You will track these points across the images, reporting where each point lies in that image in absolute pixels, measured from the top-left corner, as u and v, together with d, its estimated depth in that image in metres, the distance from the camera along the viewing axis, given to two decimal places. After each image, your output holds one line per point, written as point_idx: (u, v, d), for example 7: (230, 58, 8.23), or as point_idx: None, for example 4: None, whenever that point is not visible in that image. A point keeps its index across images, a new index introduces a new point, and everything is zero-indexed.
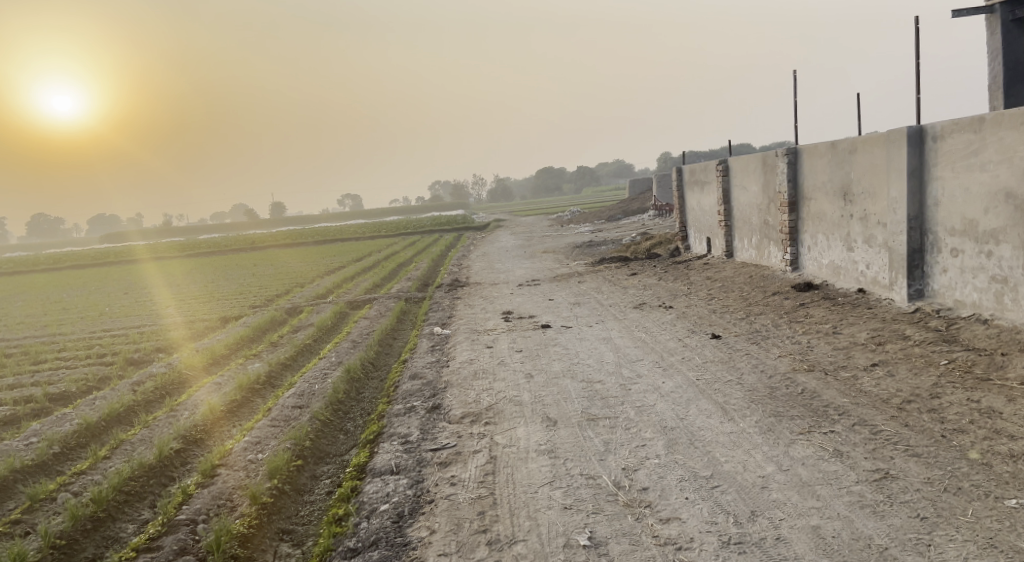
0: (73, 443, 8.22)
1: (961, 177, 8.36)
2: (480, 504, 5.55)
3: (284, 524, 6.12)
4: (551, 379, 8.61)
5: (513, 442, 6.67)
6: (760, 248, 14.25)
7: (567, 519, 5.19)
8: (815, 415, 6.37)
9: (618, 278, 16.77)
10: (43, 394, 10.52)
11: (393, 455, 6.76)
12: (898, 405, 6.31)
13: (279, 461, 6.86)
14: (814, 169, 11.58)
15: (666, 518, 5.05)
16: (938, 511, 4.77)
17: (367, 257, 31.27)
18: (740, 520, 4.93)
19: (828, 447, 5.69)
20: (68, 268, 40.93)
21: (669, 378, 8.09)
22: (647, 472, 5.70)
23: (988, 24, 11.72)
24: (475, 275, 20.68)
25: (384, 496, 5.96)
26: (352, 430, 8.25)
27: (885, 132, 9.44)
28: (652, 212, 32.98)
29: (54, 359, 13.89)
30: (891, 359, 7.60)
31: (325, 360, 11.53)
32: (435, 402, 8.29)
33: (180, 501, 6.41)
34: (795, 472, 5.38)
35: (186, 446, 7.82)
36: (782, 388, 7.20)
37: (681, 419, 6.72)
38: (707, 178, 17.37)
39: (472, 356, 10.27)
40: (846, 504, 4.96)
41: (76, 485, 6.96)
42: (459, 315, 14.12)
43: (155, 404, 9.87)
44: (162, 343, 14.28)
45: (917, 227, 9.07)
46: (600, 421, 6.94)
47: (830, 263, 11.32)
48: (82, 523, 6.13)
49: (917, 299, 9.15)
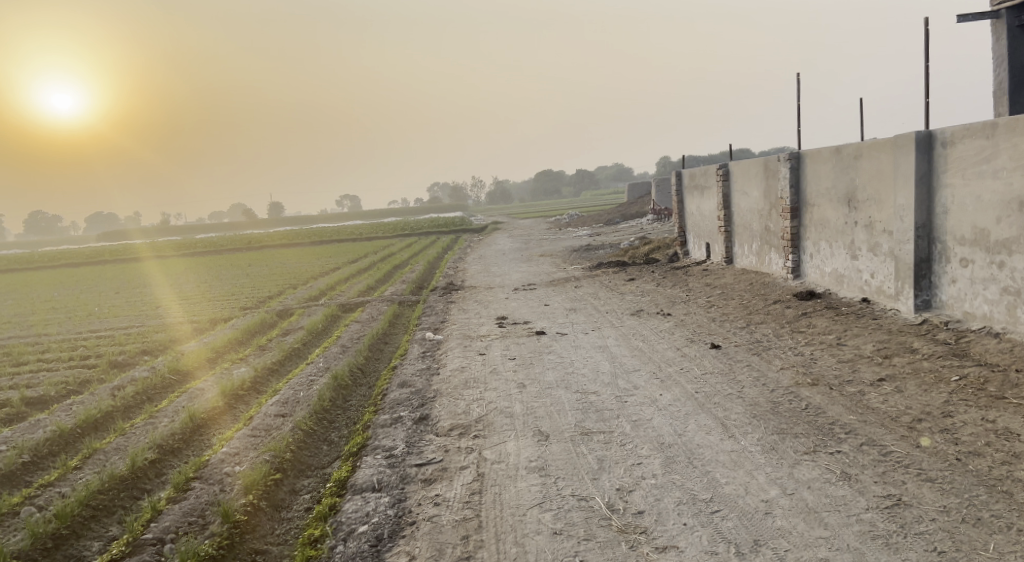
0: (44, 453, 7.87)
1: (972, 185, 8.04)
2: (464, 528, 5.22)
3: (259, 543, 5.80)
4: (544, 389, 8.26)
5: (502, 457, 6.34)
6: (760, 255, 13.93)
7: (557, 546, 4.86)
8: (820, 433, 6.04)
9: (615, 283, 16.46)
10: (21, 399, 10.15)
11: (376, 470, 6.40)
12: (908, 424, 5.99)
13: (256, 475, 6.52)
14: (817, 174, 11.28)
15: (663, 547, 4.74)
16: (957, 545, 4.46)
17: (364, 257, 31.07)
18: (743, 550, 4.61)
19: (835, 469, 5.37)
20: (62, 266, 40.66)
21: (666, 390, 7.76)
22: (643, 494, 5.36)
23: (993, 29, 11.40)
24: (469, 279, 20.34)
25: (363, 516, 5.62)
26: (336, 441, 7.92)
27: (893, 137, 9.14)
28: (651, 217, 32.77)
29: (37, 360, 13.51)
30: (899, 373, 7.26)
31: (314, 366, 11.15)
32: (423, 412, 7.95)
33: (149, 518, 6.07)
34: (801, 496, 5.06)
35: (163, 456, 7.47)
36: (785, 403, 6.86)
37: (679, 435, 6.38)
38: (707, 182, 17.00)
39: (464, 363, 9.92)
40: (856, 534, 4.64)
41: (42, 498, 6.64)
42: (453, 320, 13.75)
43: (134, 410, 9.48)
44: (148, 346, 13.91)
45: (925, 235, 8.74)
46: (594, 436, 6.60)
47: (832, 271, 10.99)
48: (42, 542, 5.82)
49: (924, 310, 8.82)
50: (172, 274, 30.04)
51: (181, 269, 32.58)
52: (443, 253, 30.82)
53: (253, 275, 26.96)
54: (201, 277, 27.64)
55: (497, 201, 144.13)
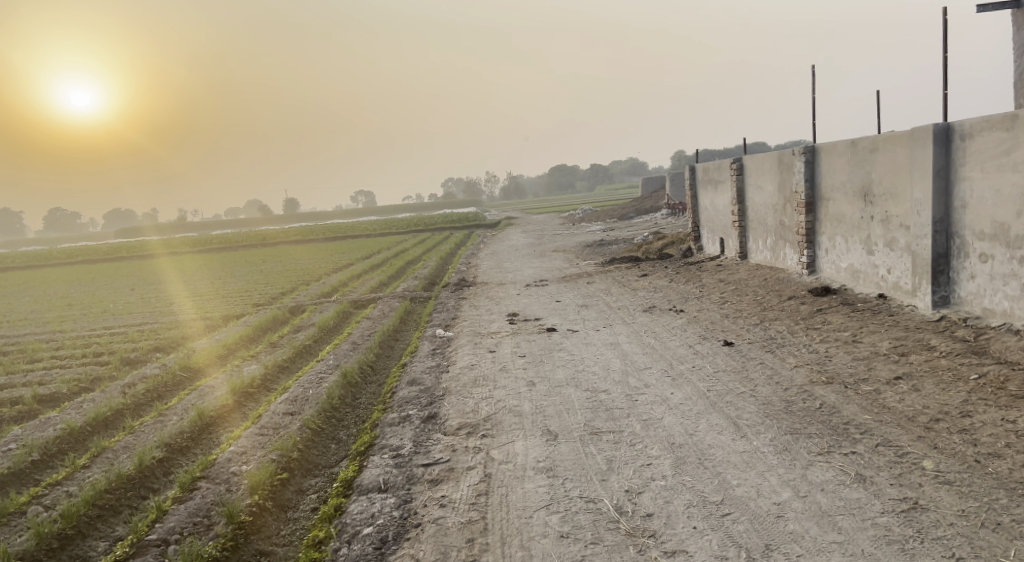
0: (54, 451, 7.87)
1: (991, 178, 7.87)
2: (469, 530, 5.14)
3: (264, 544, 5.76)
4: (554, 387, 8.16)
5: (510, 457, 6.24)
6: (775, 250, 13.74)
7: (563, 550, 4.78)
8: (834, 433, 5.91)
9: (628, 278, 16.32)
10: (33, 396, 10.18)
11: (382, 471, 6.32)
12: (925, 424, 5.85)
13: (262, 475, 6.47)
14: (832, 168, 11.09)
15: (671, 551, 4.64)
16: (976, 551, 4.33)
17: (378, 253, 31.10)
18: (754, 555, 4.51)
19: (849, 471, 5.24)
20: (80, 262, 41.03)
21: (678, 389, 7.63)
22: (652, 496, 5.26)
23: (1015, 19, 11.14)
24: (481, 275, 20.25)
25: (368, 517, 5.55)
26: (345, 440, 7.85)
27: (910, 130, 8.95)
28: (665, 211, 32.50)
29: (50, 357, 13.58)
30: (916, 371, 7.11)
31: (323, 363, 11.10)
32: (432, 411, 7.85)
33: (154, 518, 6.03)
34: (814, 499, 4.94)
35: (170, 455, 7.43)
36: (799, 403, 6.73)
37: (690, 435, 6.27)
38: (721, 177, 16.80)
39: (473, 360, 9.84)
40: (870, 538, 4.52)
41: (49, 498, 6.62)
42: (464, 317, 13.67)
43: (145, 408, 9.46)
44: (160, 342, 13.93)
45: (942, 230, 8.56)
46: (604, 435, 6.50)
47: (848, 267, 10.81)
48: (47, 542, 5.79)
49: (942, 307, 8.64)
50: (188, 270, 30.19)
51: (195, 265, 32.73)
52: (456, 248, 30.76)
53: (267, 271, 27.03)
54: (215, 273, 27.72)
55: (511, 196, 144.03)
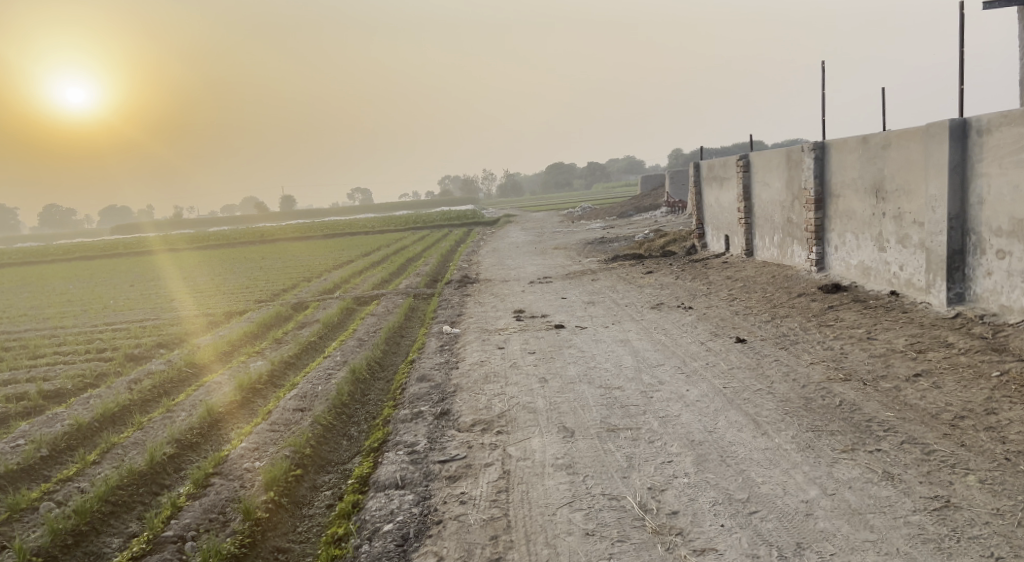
0: (62, 446, 7.77)
1: (1010, 174, 7.81)
2: (493, 527, 5.08)
3: (281, 541, 5.69)
4: (567, 384, 8.08)
5: (527, 454, 6.17)
6: (783, 246, 13.67)
7: (590, 548, 4.72)
8: (857, 430, 5.85)
9: (633, 275, 16.26)
10: (38, 393, 10.05)
11: (398, 467, 6.24)
12: (950, 422, 5.79)
13: (277, 471, 6.39)
14: (842, 164, 11.02)
15: (700, 550, 4.59)
16: (1015, 550, 4.29)
17: (378, 250, 30.96)
18: (785, 553, 4.46)
19: (876, 468, 5.18)
20: (78, 259, 40.77)
21: (693, 386, 7.56)
22: (676, 492, 5.19)
23: None
24: (484, 272, 20.14)
25: (387, 514, 5.48)
26: (356, 436, 7.76)
27: (925, 126, 8.88)
28: (665, 209, 32.45)
29: (53, 354, 13.43)
30: (935, 368, 7.05)
31: (330, 359, 11.00)
32: (444, 408, 7.77)
33: (169, 515, 5.94)
34: (842, 497, 4.88)
35: (181, 451, 7.34)
36: (818, 400, 6.66)
37: (710, 433, 6.19)
38: (726, 174, 16.72)
39: (483, 357, 9.76)
40: (905, 537, 4.48)
41: (61, 494, 6.53)
42: (470, 314, 13.59)
43: (152, 404, 9.36)
44: (163, 338, 13.80)
45: (958, 226, 8.50)
46: (621, 432, 6.43)
47: (859, 263, 10.74)
48: (62, 539, 5.72)
49: (957, 304, 8.59)
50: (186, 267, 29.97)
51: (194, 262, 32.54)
52: (457, 246, 30.66)
53: (267, 268, 26.90)
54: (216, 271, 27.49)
55: (509, 194, 143.87)
